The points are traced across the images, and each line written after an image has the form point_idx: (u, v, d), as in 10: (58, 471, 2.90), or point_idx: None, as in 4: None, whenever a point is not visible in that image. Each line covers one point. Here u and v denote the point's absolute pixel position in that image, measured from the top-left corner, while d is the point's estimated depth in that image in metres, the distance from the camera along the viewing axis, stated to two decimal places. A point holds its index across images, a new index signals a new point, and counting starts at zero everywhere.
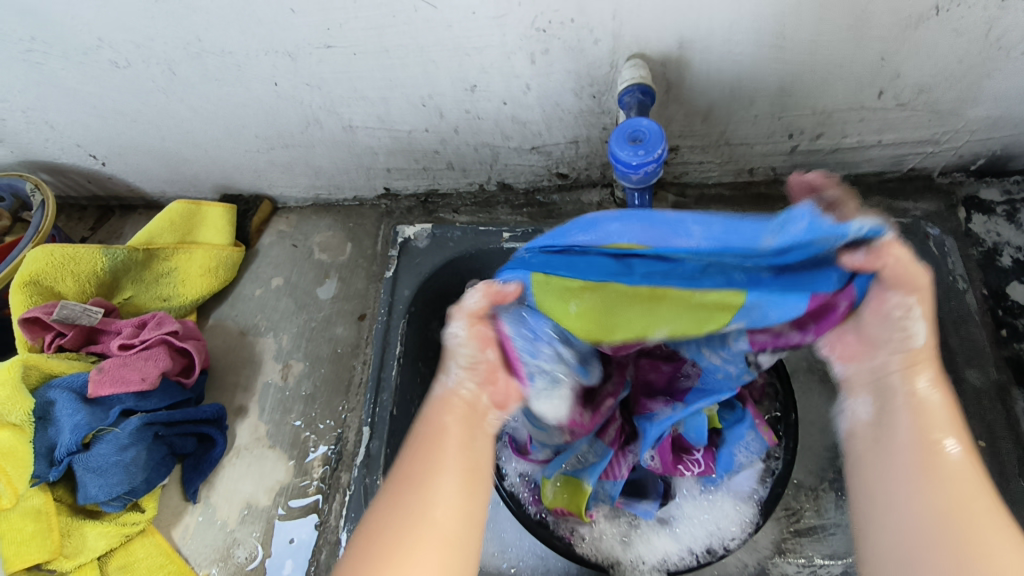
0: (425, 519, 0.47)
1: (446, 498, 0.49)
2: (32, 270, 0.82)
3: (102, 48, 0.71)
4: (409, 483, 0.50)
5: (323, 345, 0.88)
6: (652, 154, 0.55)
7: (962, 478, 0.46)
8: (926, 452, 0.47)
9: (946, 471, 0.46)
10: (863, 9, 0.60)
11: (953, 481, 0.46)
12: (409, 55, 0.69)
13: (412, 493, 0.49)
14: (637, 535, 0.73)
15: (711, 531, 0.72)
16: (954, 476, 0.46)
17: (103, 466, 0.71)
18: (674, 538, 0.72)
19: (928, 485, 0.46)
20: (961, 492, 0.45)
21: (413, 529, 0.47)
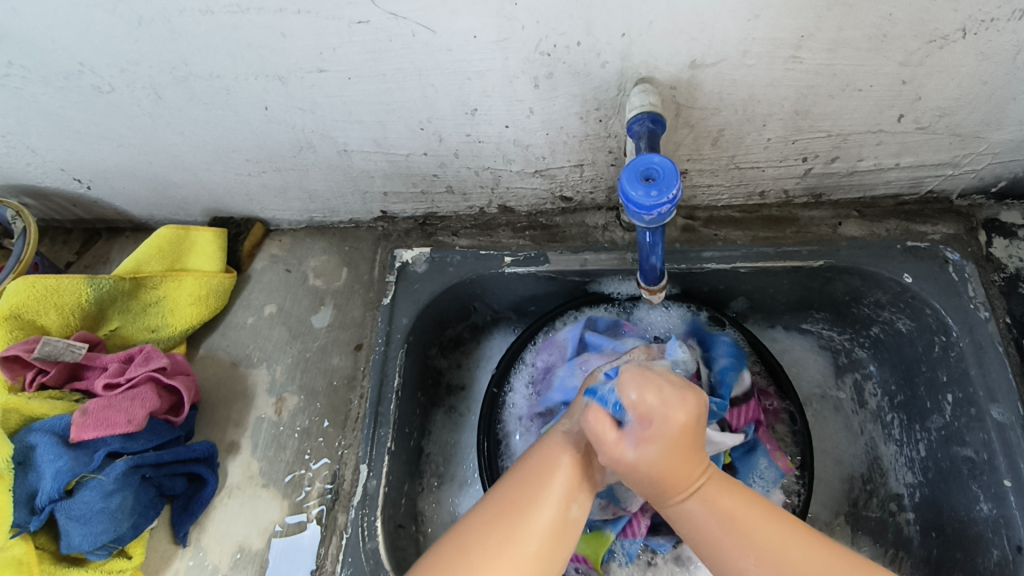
0: (527, 544, 0.48)
1: (545, 524, 0.49)
2: (12, 304, 0.80)
3: (84, 73, 0.68)
4: (509, 504, 0.50)
5: (318, 377, 0.85)
6: (666, 195, 0.52)
7: (768, 535, 0.48)
8: (726, 572, 0.48)
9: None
10: (886, 32, 0.57)
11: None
12: (407, 78, 0.65)
13: (515, 511, 0.50)
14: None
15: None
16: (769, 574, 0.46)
17: (86, 514, 0.68)
18: None
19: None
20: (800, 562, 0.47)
21: (515, 547, 0.48)
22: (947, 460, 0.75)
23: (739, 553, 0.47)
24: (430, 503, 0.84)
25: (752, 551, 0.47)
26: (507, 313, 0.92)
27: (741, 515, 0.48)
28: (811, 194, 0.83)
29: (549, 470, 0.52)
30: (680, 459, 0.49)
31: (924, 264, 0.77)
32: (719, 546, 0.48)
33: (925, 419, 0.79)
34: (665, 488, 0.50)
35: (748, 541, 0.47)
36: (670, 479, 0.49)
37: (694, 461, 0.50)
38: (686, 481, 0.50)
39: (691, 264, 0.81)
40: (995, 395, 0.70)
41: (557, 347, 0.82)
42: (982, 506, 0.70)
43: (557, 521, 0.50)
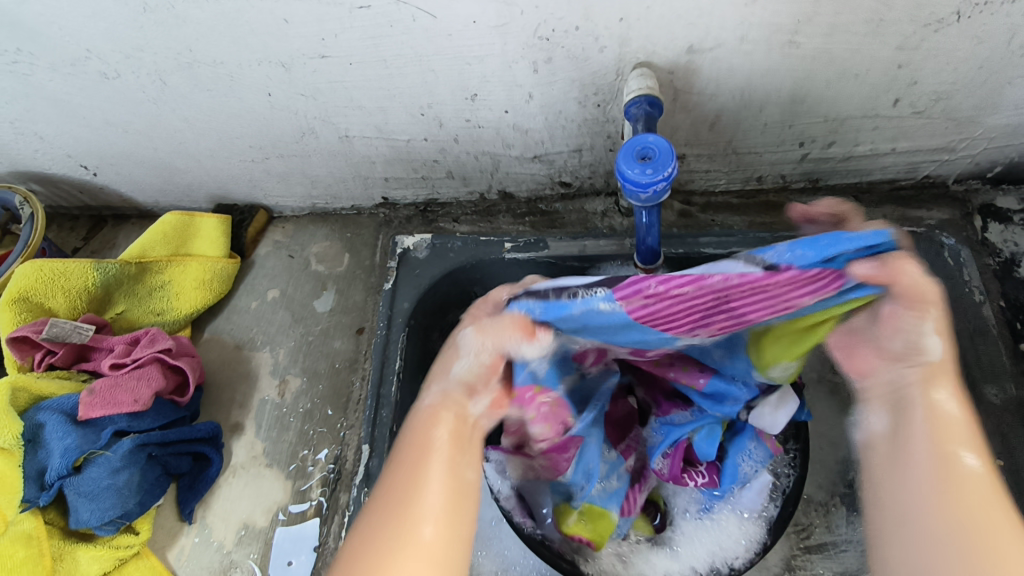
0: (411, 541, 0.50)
1: (428, 519, 0.51)
2: (21, 286, 0.82)
3: (90, 59, 0.69)
4: (382, 513, 0.52)
5: (321, 360, 0.86)
6: (661, 173, 0.53)
7: (969, 484, 0.47)
8: (917, 467, 0.49)
9: (945, 482, 0.48)
10: (882, 16, 0.58)
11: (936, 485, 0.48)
12: (408, 64, 0.66)
13: (392, 517, 0.51)
14: (638, 554, 0.74)
15: (716, 552, 0.73)
16: (944, 485, 0.48)
17: (94, 490, 0.70)
18: (674, 556, 0.74)
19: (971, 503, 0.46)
20: (991, 515, 0.46)
21: (402, 542, 0.50)
22: None
23: (932, 444, 0.49)
24: None
25: (956, 458, 0.48)
26: None
27: (961, 428, 0.49)
28: (808, 179, 0.84)
29: (425, 470, 0.54)
30: (948, 344, 0.50)
31: (923, 248, 0.75)
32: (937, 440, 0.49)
33: None
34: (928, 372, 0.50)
35: (957, 462, 0.48)
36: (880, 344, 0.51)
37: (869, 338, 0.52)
38: (954, 382, 0.51)
39: (689, 248, 0.81)
40: (988, 377, 0.71)
41: None
42: None
43: (439, 512, 0.52)
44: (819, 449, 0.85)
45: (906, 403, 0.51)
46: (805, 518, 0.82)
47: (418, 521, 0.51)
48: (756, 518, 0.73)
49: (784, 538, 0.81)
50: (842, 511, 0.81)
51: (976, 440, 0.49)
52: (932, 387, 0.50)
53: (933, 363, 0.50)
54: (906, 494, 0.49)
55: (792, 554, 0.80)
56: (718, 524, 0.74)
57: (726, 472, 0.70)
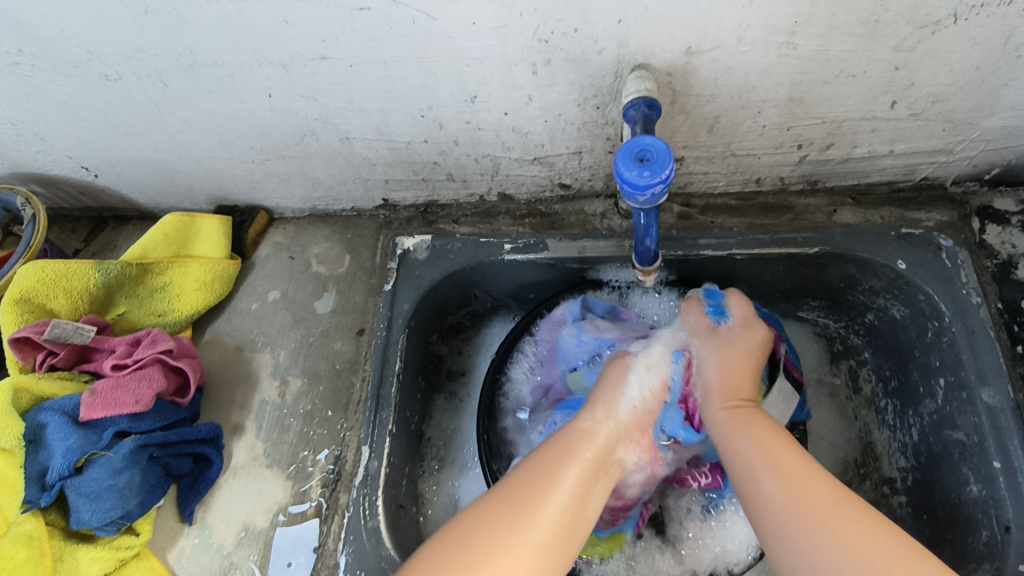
0: (527, 534, 0.51)
1: (551, 529, 0.52)
2: (23, 287, 0.82)
3: (92, 61, 0.69)
4: (513, 494, 0.54)
5: (321, 361, 0.86)
6: (659, 175, 0.54)
7: (804, 480, 0.53)
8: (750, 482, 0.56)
9: (784, 502, 0.52)
10: (878, 18, 0.58)
11: (785, 501, 0.52)
12: (407, 66, 0.66)
13: (523, 502, 0.53)
14: (642, 557, 0.76)
15: (719, 553, 0.74)
16: (799, 505, 0.51)
17: (95, 491, 0.70)
18: (677, 558, 0.75)
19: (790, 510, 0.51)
20: (830, 510, 0.50)
21: (523, 534, 0.51)
22: (939, 444, 0.76)
23: (767, 473, 0.54)
24: (431, 485, 0.86)
25: (787, 479, 0.53)
26: (506, 300, 0.94)
27: (785, 451, 0.56)
28: (807, 181, 0.84)
29: (561, 475, 0.55)
30: (749, 369, 0.66)
31: (917, 251, 0.78)
32: (754, 476, 0.55)
33: (917, 404, 0.80)
34: (720, 395, 0.63)
35: (792, 469, 0.54)
36: (729, 387, 0.64)
37: (749, 384, 0.65)
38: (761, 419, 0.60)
39: (688, 251, 0.81)
40: (986, 379, 0.71)
41: (554, 324, 0.83)
42: (972, 487, 0.71)
43: (559, 522, 0.53)
44: (818, 450, 0.88)
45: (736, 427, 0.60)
46: None
47: (541, 519, 0.52)
48: None
49: None
50: None
51: (807, 462, 0.54)
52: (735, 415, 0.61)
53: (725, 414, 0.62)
54: (762, 491, 0.54)
55: None
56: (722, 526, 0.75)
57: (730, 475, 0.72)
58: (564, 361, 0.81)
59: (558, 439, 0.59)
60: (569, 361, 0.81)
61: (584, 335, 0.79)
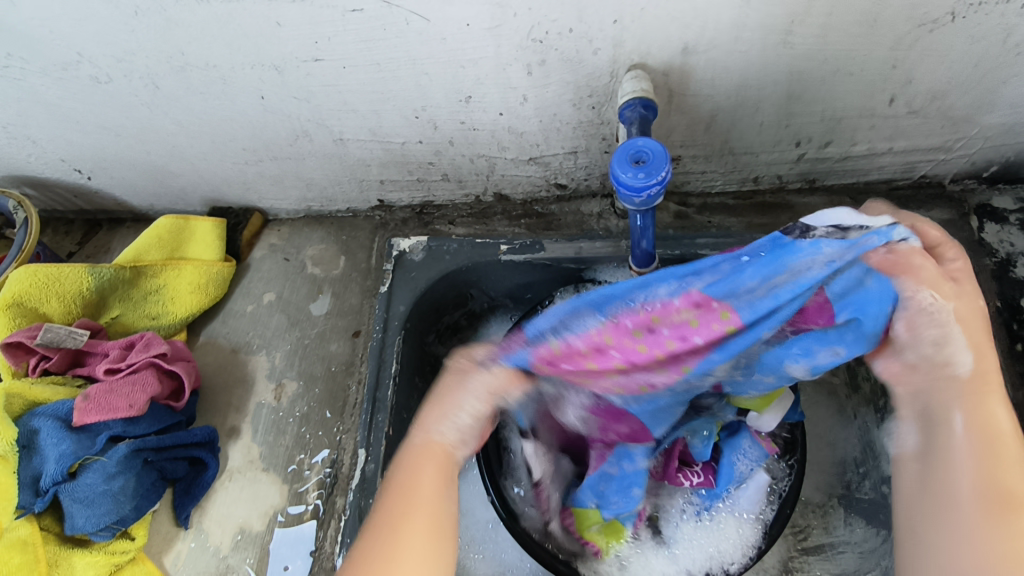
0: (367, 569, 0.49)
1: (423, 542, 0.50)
2: (16, 291, 0.82)
3: (82, 63, 0.69)
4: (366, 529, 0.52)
5: (316, 363, 0.86)
6: (655, 176, 0.53)
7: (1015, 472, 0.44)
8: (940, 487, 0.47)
9: (975, 510, 0.44)
10: (876, 16, 0.57)
11: (975, 509, 0.44)
12: (401, 67, 0.66)
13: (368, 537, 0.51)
14: (636, 558, 0.72)
15: (712, 554, 0.72)
16: (980, 508, 0.44)
17: (90, 496, 0.70)
18: (671, 559, 0.72)
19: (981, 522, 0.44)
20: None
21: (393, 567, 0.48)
22: None
23: (968, 467, 0.46)
24: None
25: (1003, 485, 0.44)
26: (503, 300, 0.93)
27: (1011, 446, 0.46)
28: (805, 180, 0.84)
29: (411, 491, 0.53)
30: (975, 338, 0.49)
31: None
32: (960, 461, 0.46)
33: None
34: (967, 382, 0.48)
35: (1008, 479, 0.44)
36: (975, 369, 0.48)
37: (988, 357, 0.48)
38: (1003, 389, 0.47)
39: (685, 249, 0.80)
40: None
41: None
42: None
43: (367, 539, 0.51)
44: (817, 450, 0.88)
45: (932, 417, 0.49)
46: (802, 520, 0.83)
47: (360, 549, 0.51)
48: (753, 521, 0.72)
49: (782, 540, 0.83)
50: (839, 511, 0.83)
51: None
52: (985, 400, 0.47)
53: (971, 369, 0.48)
54: (950, 482, 0.46)
55: (789, 556, 0.82)
56: (716, 527, 0.73)
57: (722, 473, 0.71)
58: None
59: (401, 465, 0.55)
60: None
61: None
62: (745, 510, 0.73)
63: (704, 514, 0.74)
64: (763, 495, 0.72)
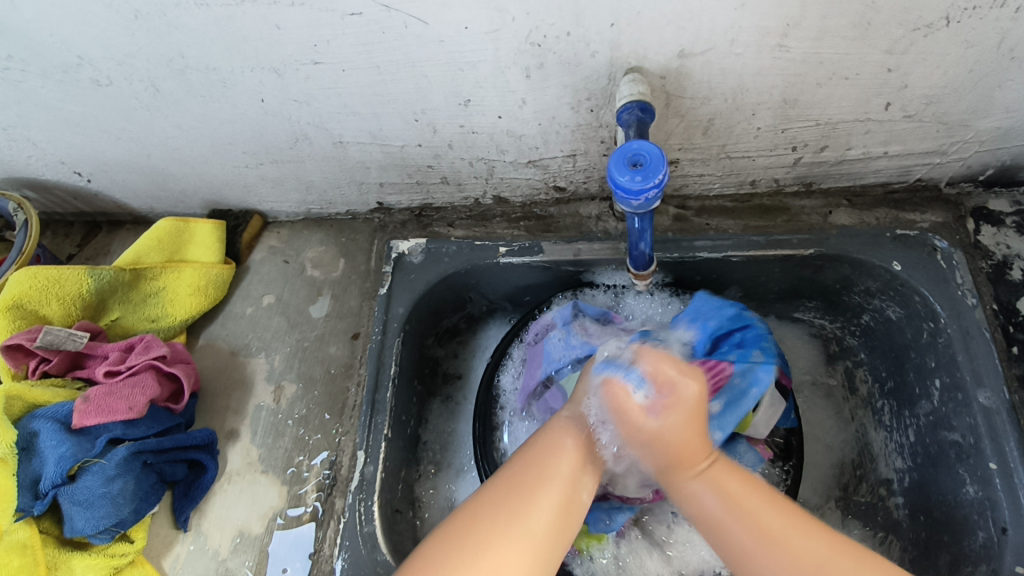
0: (523, 536, 0.49)
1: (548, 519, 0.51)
2: (16, 293, 0.82)
3: (83, 66, 0.69)
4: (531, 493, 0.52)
5: (316, 366, 0.86)
6: (652, 180, 0.53)
7: (761, 510, 0.51)
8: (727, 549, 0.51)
9: (757, 551, 0.50)
10: (871, 20, 0.58)
11: (763, 551, 0.49)
12: (400, 70, 0.66)
13: (509, 509, 0.50)
14: (633, 559, 0.76)
15: (704, 557, 0.75)
16: (763, 550, 0.49)
17: (89, 498, 0.70)
18: (665, 561, 0.76)
19: (769, 562, 0.49)
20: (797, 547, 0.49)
21: (510, 543, 0.49)
22: (935, 444, 0.76)
23: (729, 522, 0.51)
24: (428, 489, 0.86)
25: (751, 528, 0.50)
26: (502, 302, 0.93)
27: (741, 492, 0.53)
28: (802, 183, 0.84)
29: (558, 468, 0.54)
30: (697, 427, 0.54)
31: (912, 252, 0.78)
32: (719, 527, 0.52)
33: (914, 405, 0.80)
34: (680, 464, 0.54)
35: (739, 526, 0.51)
36: (685, 451, 0.54)
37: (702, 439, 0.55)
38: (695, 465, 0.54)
39: (683, 253, 0.81)
40: (982, 380, 0.71)
41: (544, 328, 0.83)
42: (968, 489, 0.71)
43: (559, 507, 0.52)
44: (814, 452, 0.88)
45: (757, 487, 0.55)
46: None
47: (542, 510, 0.51)
48: None
49: None
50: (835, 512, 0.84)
51: (762, 495, 0.52)
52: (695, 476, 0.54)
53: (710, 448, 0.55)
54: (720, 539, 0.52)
55: None
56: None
57: None
58: (550, 365, 0.77)
59: (538, 442, 0.56)
60: (555, 365, 0.77)
61: (574, 338, 0.78)
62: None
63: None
64: None
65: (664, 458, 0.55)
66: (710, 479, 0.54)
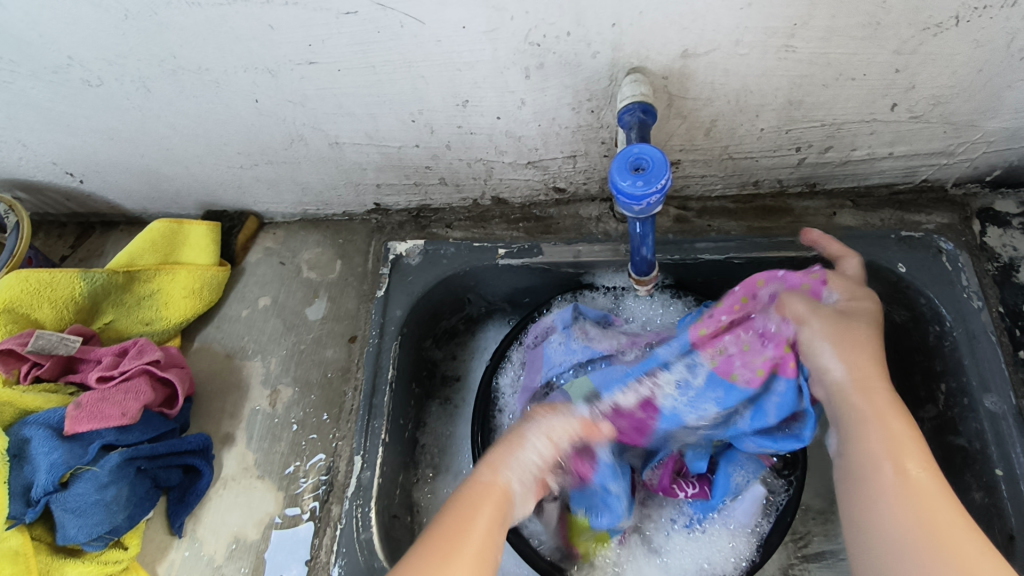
0: (460, 564, 0.52)
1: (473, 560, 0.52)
2: (6, 297, 0.81)
3: (73, 67, 0.68)
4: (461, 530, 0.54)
5: (312, 369, 0.85)
6: (654, 185, 0.52)
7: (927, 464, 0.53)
8: (867, 468, 0.54)
9: (893, 490, 0.52)
10: (879, 20, 0.56)
11: (918, 489, 0.51)
12: (397, 70, 0.65)
13: (437, 549, 0.52)
14: (629, 564, 0.75)
15: (701, 565, 0.74)
16: (907, 490, 0.52)
17: (81, 506, 0.69)
18: (662, 567, 0.75)
19: (900, 503, 0.51)
20: (934, 502, 0.51)
21: None
22: (940, 449, 0.75)
23: (886, 454, 0.54)
24: (426, 493, 0.85)
25: (901, 465, 0.53)
26: (501, 304, 0.92)
27: (908, 438, 0.54)
28: (806, 183, 0.83)
29: (473, 513, 0.55)
30: (880, 401, 0.57)
31: (918, 254, 0.77)
32: (871, 449, 0.55)
33: (918, 409, 0.79)
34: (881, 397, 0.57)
35: (903, 454, 0.53)
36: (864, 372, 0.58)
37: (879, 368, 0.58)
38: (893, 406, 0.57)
39: (685, 254, 0.80)
40: (988, 385, 0.70)
41: (544, 331, 0.82)
42: (974, 495, 0.70)
43: (488, 536, 0.54)
44: None
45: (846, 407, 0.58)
46: (802, 526, 0.80)
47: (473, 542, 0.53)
48: (746, 534, 0.73)
49: (782, 546, 0.79)
50: None
51: (925, 451, 0.54)
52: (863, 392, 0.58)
53: (842, 375, 0.59)
54: (858, 444, 0.56)
55: (789, 563, 0.78)
56: (707, 539, 0.75)
57: (716, 484, 0.72)
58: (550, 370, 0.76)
59: (463, 490, 0.58)
60: (554, 369, 0.76)
61: (574, 342, 0.76)
62: (737, 523, 0.73)
63: (695, 525, 0.76)
64: (758, 508, 0.73)
65: (872, 445, 0.55)
66: (869, 394, 0.57)
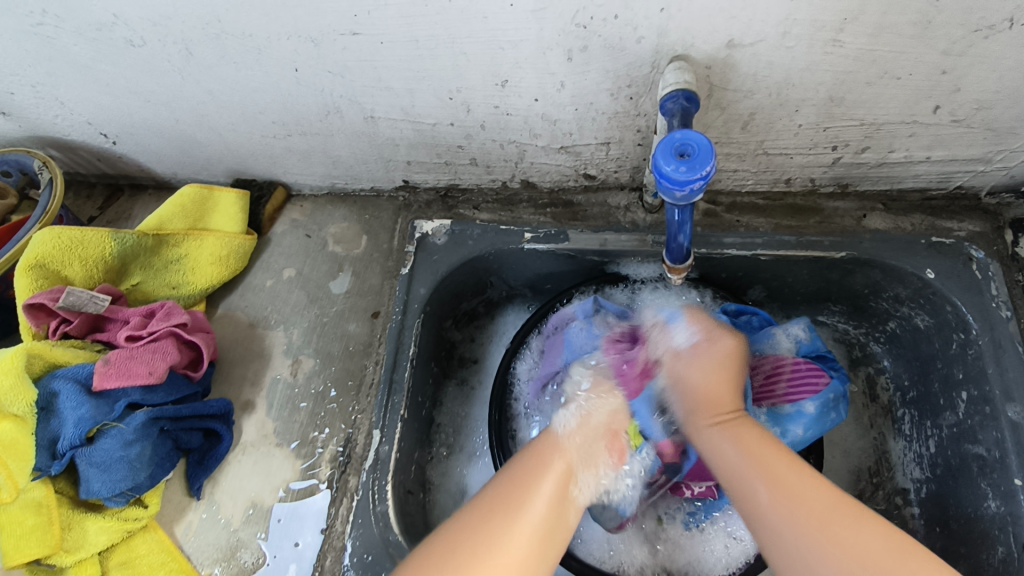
0: (508, 552, 0.48)
1: (534, 530, 0.50)
2: (39, 252, 0.80)
3: (117, 25, 0.68)
4: (517, 510, 0.51)
5: (334, 342, 0.85)
6: (699, 171, 0.52)
7: (800, 485, 0.49)
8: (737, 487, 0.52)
9: (743, 475, 0.51)
10: (931, 18, 0.56)
11: (753, 478, 0.51)
12: (440, 46, 0.65)
13: (505, 514, 0.50)
14: (621, 541, 0.76)
15: (691, 560, 0.75)
16: (777, 501, 0.49)
17: (107, 461, 0.70)
18: (651, 552, 0.76)
19: (754, 478, 0.50)
20: (796, 486, 0.49)
21: (490, 559, 0.48)
22: (957, 457, 0.75)
23: (753, 470, 0.51)
24: (440, 471, 0.85)
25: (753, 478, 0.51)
26: (522, 289, 0.92)
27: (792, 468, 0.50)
28: (838, 184, 0.82)
29: (537, 483, 0.53)
30: (720, 376, 0.59)
31: (947, 260, 0.76)
32: (732, 466, 0.53)
33: (937, 416, 0.78)
34: (706, 410, 0.57)
35: (761, 476, 0.50)
36: (709, 396, 0.58)
37: (733, 393, 0.58)
38: (720, 411, 0.57)
39: (712, 248, 0.80)
40: (1012, 395, 0.69)
41: (564, 321, 0.81)
42: (990, 503, 0.70)
43: (547, 518, 0.52)
44: (832, 458, 0.87)
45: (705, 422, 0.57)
46: None
47: (528, 522, 0.50)
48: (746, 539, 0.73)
49: None
50: None
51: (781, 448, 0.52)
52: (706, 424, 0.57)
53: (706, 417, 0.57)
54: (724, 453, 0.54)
55: None
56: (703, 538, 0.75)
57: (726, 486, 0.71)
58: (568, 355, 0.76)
59: (528, 456, 0.56)
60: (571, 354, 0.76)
61: (595, 329, 0.76)
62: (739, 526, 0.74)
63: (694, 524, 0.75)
64: None
65: (690, 401, 0.59)
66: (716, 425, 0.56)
